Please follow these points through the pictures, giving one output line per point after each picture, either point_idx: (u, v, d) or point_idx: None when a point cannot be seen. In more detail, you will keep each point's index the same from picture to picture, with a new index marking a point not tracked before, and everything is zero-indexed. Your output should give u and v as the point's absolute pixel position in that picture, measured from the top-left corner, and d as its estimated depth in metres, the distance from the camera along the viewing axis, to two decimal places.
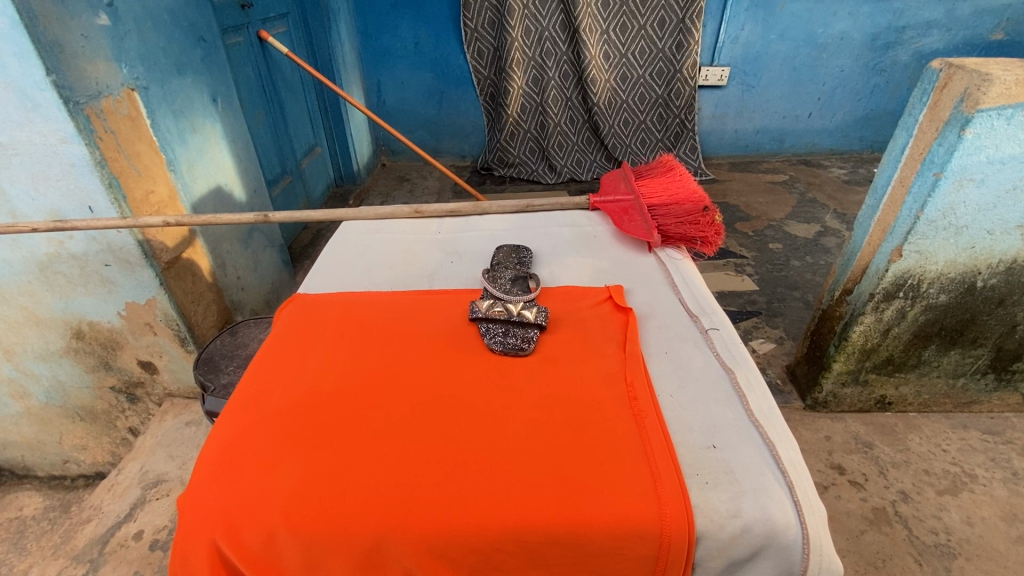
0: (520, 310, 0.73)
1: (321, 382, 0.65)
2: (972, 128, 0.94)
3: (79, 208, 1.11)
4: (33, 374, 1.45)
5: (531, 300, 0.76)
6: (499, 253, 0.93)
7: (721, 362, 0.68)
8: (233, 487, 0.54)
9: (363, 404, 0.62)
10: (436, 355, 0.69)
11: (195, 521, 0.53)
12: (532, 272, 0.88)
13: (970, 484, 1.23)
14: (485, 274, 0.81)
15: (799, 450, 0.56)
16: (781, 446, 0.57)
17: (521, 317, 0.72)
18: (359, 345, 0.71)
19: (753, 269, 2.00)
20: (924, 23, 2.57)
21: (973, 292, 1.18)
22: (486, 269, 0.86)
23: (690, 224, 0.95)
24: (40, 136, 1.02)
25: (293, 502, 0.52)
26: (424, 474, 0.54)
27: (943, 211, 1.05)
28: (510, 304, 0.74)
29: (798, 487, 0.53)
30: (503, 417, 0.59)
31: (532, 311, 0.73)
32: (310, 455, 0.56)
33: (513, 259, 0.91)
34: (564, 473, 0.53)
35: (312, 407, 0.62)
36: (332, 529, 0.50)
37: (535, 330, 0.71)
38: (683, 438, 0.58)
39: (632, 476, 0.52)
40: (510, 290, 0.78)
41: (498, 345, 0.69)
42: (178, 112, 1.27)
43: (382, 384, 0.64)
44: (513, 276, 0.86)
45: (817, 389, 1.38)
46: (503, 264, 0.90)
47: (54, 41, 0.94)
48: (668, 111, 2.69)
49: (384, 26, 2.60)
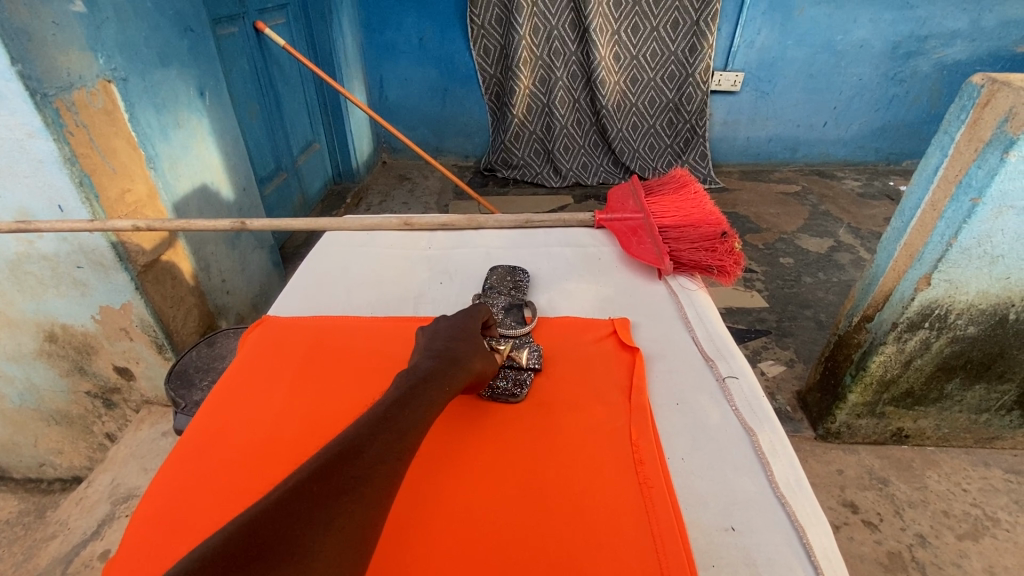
0: (509, 352, 0.68)
1: (281, 428, 0.62)
2: (1017, 150, 0.85)
3: (48, 207, 1.03)
4: (7, 376, 1.38)
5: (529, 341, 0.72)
6: (492, 275, 0.86)
7: (742, 420, 0.62)
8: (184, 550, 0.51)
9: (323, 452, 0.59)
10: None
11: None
12: (527, 301, 0.80)
13: (993, 528, 1.15)
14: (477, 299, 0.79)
15: (832, 537, 0.50)
16: (812, 532, 0.50)
17: (515, 357, 0.68)
18: (327, 382, 0.68)
19: (763, 284, 1.92)
20: (947, 33, 2.48)
21: (1004, 325, 1.10)
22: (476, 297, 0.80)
23: (706, 250, 0.88)
24: (5, 129, 0.94)
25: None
26: (386, 540, 0.50)
27: (978, 239, 0.97)
28: (498, 344, 0.70)
29: None
30: (476, 475, 0.56)
31: (524, 353, 0.68)
32: None
33: (508, 284, 0.84)
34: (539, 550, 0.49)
35: (274, 454, 0.59)
36: None
37: (529, 373, 0.67)
38: (697, 518, 0.52)
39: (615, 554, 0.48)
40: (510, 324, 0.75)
41: (486, 391, 0.65)
42: (161, 106, 1.20)
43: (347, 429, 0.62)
44: (506, 305, 0.79)
45: (830, 419, 1.30)
46: (496, 290, 0.83)
47: (21, 29, 0.87)
48: (678, 116, 2.60)
49: (388, 21, 2.52)
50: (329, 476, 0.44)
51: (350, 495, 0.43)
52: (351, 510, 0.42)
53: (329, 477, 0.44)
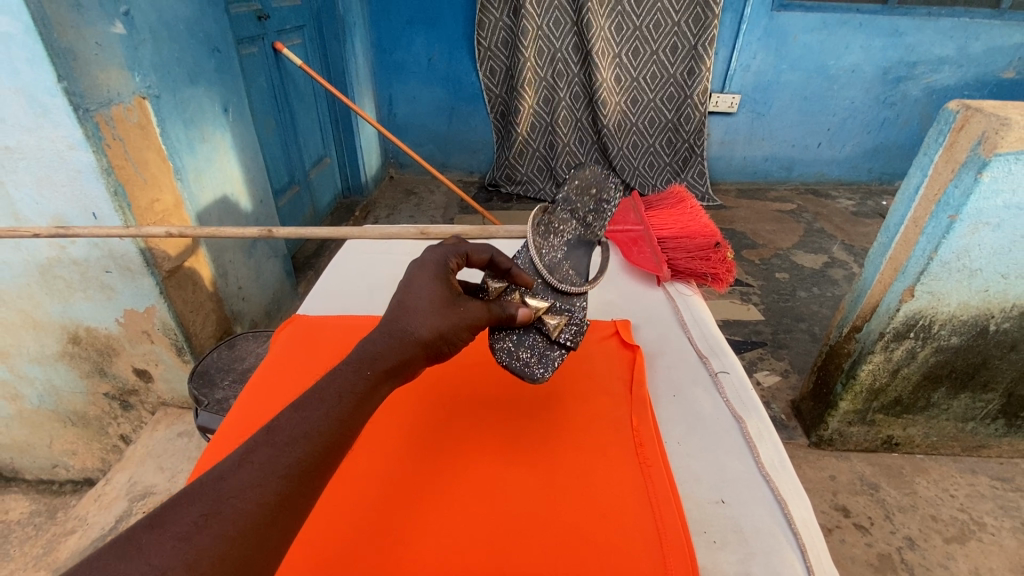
0: (544, 316, 0.73)
1: None
2: (989, 171, 0.92)
3: (83, 214, 1.10)
4: (28, 377, 1.43)
5: (572, 312, 0.76)
6: (569, 192, 0.78)
7: (731, 410, 0.72)
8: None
9: (364, 445, 0.69)
10: (429, 396, 0.76)
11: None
12: (599, 234, 0.79)
13: (979, 532, 1.19)
14: (539, 221, 0.74)
15: (811, 511, 0.59)
16: (793, 505, 0.60)
17: (551, 333, 0.73)
18: None
19: (759, 298, 1.98)
20: (936, 59, 2.59)
21: (986, 336, 1.16)
22: (544, 213, 0.76)
23: (702, 259, 0.97)
24: (48, 141, 1.01)
25: (312, 554, 0.57)
26: (420, 518, 0.60)
27: (957, 253, 1.03)
28: (532, 300, 0.72)
29: (812, 555, 0.55)
30: (500, 466, 0.66)
31: (557, 321, 0.73)
32: None
33: (589, 203, 0.78)
34: (558, 524, 0.58)
35: None
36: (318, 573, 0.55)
37: (559, 349, 0.74)
38: (693, 493, 0.62)
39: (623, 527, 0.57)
40: (568, 277, 0.77)
41: (512, 353, 0.72)
42: (189, 121, 1.27)
43: (384, 426, 0.71)
44: (571, 234, 0.78)
45: (823, 427, 1.35)
46: (567, 207, 0.78)
47: (68, 49, 0.94)
48: (677, 135, 2.69)
49: (399, 41, 2.62)
50: (168, 518, 0.42)
51: (191, 537, 0.41)
52: (190, 556, 0.40)
53: (166, 520, 0.41)
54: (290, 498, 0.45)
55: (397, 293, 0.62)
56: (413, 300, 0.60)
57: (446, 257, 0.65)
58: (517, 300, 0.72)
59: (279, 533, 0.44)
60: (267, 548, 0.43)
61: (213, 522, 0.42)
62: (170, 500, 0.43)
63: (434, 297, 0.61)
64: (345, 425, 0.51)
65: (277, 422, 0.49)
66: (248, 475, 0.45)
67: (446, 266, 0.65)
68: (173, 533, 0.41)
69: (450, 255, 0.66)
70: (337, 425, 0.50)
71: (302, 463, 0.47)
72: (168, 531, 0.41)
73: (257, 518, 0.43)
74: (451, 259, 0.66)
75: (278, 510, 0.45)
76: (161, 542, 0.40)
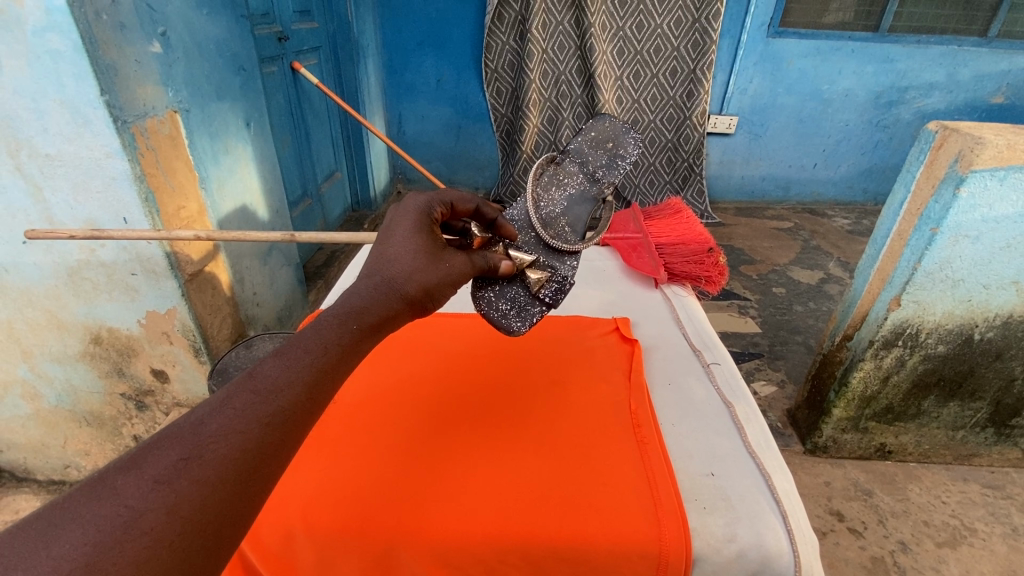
0: (529, 272, 0.85)
1: (347, 397, 0.83)
2: (966, 187, 0.99)
3: (114, 218, 1.16)
4: (47, 377, 1.47)
5: (556, 269, 0.87)
6: (582, 144, 0.94)
7: (723, 397, 0.84)
8: (304, 492, 0.68)
9: (392, 424, 0.79)
10: (447, 386, 0.86)
11: (269, 523, 0.65)
12: (600, 189, 0.92)
13: (970, 537, 1.23)
14: (547, 167, 0.91)
15: (792, 483, 0.71)
16: (775, 477, 0.71)
17: (532, 288, 0.84)
18: (384, 366, 0.90)
19: (757, 311, 2.04)
20: (926, 84, 2.69)
21: (971, 345, 1.21)
22: (555, 164, 0.92)
23: (697, 263, 1.16)
24: (86, 149, 1.08)
25: (349, 510, 0.66)
26: (440, 484, 0.69)
27: (940, 264, 1.09)
28: (522, 255, 0.85)
29: (791, 518, 0.66)
30: (510, 444, 0.75)
31: (540, 278, 0.85)
32: (330, 461, 0.73)
33: (601, 158, 0.93)
34: (560, 489, 0.68)
35: (344, 414, 0.80)
36: (350, 528, 0.64)
37: (538, 303, 0.86)
38: (689, 467, 0.73)
39: (616, 491, 0.67)
40: (562, 232, 0.89)
41: (496, 300, 0.84)
42: (215, 134, 1.34)
43: (408, 409, 0.81)
44: (577, 183, 0.91)
45: (817, 434, 1.39)
46: (578, 160, 0.93)
47: (110, 65, 1.02)
48: (677, 155, 2.77)
49: (409, 63, 2.73)
50: (145, 461, 0.43)
51: (173, 481, 0.42)
52: (170, 499, 0.41)
53: (144, 463, 0.43)
54: (269, 446, 0.47)
55: (378, 247, 0.66)
56: (395, 253, 0.65)
57: (428, 208, 0.72)
58: (501, 251, 0.84)
59: (261, 480, 0.47)
60: (249, 494, 0.46)
61: (193, 467, 0.43)
62: (148, 444, 0.44)
63: (417, 251, 0.65)
64: (326, 375, 0.53)
65: (258, 369, 0.51)
66: (229, 422, 0.47)
67: (428, 217, 0.71)
68: (150, 477, 0.42)
69: (434, 203, 0.74)
70: (318, 375, 0.52)
71: (284, 412, 0.49)
72: (146, 474, 0.42)
73: (240, 464, 0.45)
74: (433, 209, 0.73)
75: (259, 459, 0.47)
76: (139, 484, 0.42)
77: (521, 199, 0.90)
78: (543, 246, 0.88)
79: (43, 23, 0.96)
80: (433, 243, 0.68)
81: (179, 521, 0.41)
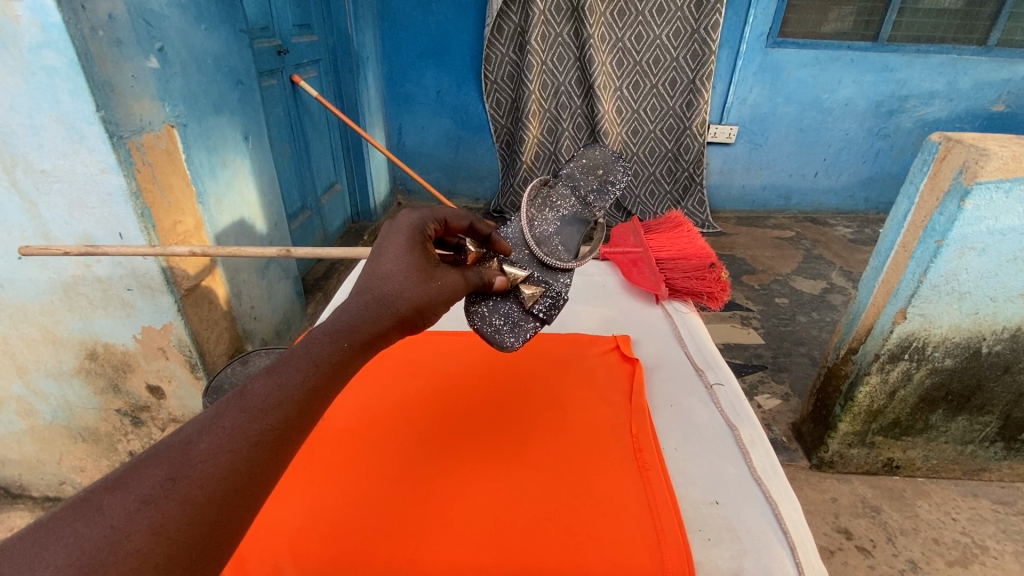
0: (525, 288, 0.83)
1: (337, 420, 0.82)
2: (972, 199, 0.97)
3: (110, 234, 1.15)
4: (42, 393, 1.46)
5: (550, 286, 0.86)
6: (575, 168, 0.94)
7: (726, 419, 0.83)
8: (295, 522, 0.67)
9: (386, 448, 0.77)
10: (441, 406, 0.85)
11: (258, 556, 0.63)
12: (594, 215, 0.91)
13: (981, 555, 1.20)
14: (540, 190, 0.90)
15: (799, 512, 0.68)
16: (783, 507, 0.69)
17: (526, 303, 0.83)
18: (376, 386, 0.89)
19: (759, 322, 2.02)
20: (927, 93, 2.69)
21: (978, 358, 1.19)
22: (548, 186, 0.91)
23: (698, 278, 1.15)
24: (83, 165, 1.07)
25: (340, 542, 0.64)
26: (435, 513, 0.68)
27: (945, 277, 1.07)
28: (517, 271, 0.83)
29: (799, 549, 0.64)
30: (506, 468, 0.74)
31: (534, 294, 0.83)
32: (320, 489, 0.71)
33: (591, 183, 0.92)
34: (557, 516, 0.66)
35: (334, 438, 0.79)
36: (340, 560, 0.62)
37: (532, 319, 0.84)
38: (692, 495, 0.71)
39: (616, 520, 0.65)
40: (556, 249, 0.87)
41: (491, 318, 0.82)
42: (212, 147, 1.34)
43: (401, 432, 0.80)
44: (571, 206, 0.90)
45: (823, 448, 1.36)
46: (572, 185, 0.92)
47: (107, 80, 1.01)
48: (677, 164, 2.76)
49: (409, 74, 2.74)
50: (131, 480, 0.41)
51: (159, 501, 0.40)
52: (156, 520, 0.40)
53: (130, 483, 0.41)
54: (257, 467, 0.46)
55: (369, 264, 0.65)
56: (387, 270, 0.63)
57: (421, 225, 0.71)
58: (495, 266, 0.83)
59: (247, 503, 0.45)
60: (236, 516, 0.44)
61: (181, 487, 0.42)
62: (135, 462, 0.42)
63: (409, 270, 0.64)
64: (318, 392, 0.52)
65: (249, 387, 0.49)
66: (219, 441, 0.45)
67: (420, 235, 0.70)
68: (136, 496, 0.40)
69: (428, 220, 0.73)
70: (309, 393, 0.51)
71: (274, 431, 0.47)
72: (131, 493, 0.40)
73: (228, 483, 0.44)
74: (426, 226, 0.72)
75: (248, 480, 0.45)
76: (124, 504, 0.40)
77: (516, 220, 0.90)
78: (537, 263, 0.87)
79: (39, 40, 0.95)
80: (426, 261, 0.67)
81: (164, 543, 0.39)
